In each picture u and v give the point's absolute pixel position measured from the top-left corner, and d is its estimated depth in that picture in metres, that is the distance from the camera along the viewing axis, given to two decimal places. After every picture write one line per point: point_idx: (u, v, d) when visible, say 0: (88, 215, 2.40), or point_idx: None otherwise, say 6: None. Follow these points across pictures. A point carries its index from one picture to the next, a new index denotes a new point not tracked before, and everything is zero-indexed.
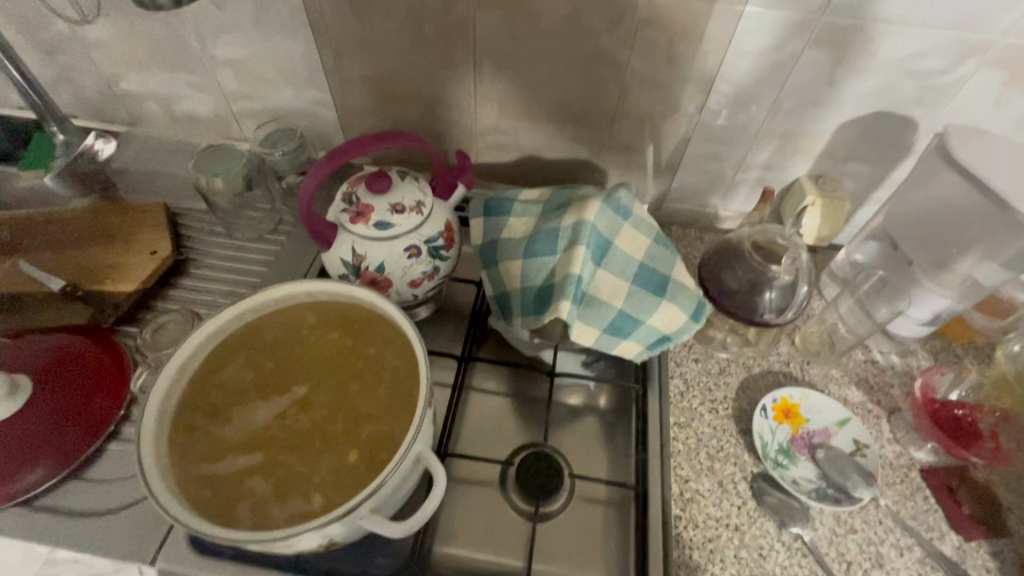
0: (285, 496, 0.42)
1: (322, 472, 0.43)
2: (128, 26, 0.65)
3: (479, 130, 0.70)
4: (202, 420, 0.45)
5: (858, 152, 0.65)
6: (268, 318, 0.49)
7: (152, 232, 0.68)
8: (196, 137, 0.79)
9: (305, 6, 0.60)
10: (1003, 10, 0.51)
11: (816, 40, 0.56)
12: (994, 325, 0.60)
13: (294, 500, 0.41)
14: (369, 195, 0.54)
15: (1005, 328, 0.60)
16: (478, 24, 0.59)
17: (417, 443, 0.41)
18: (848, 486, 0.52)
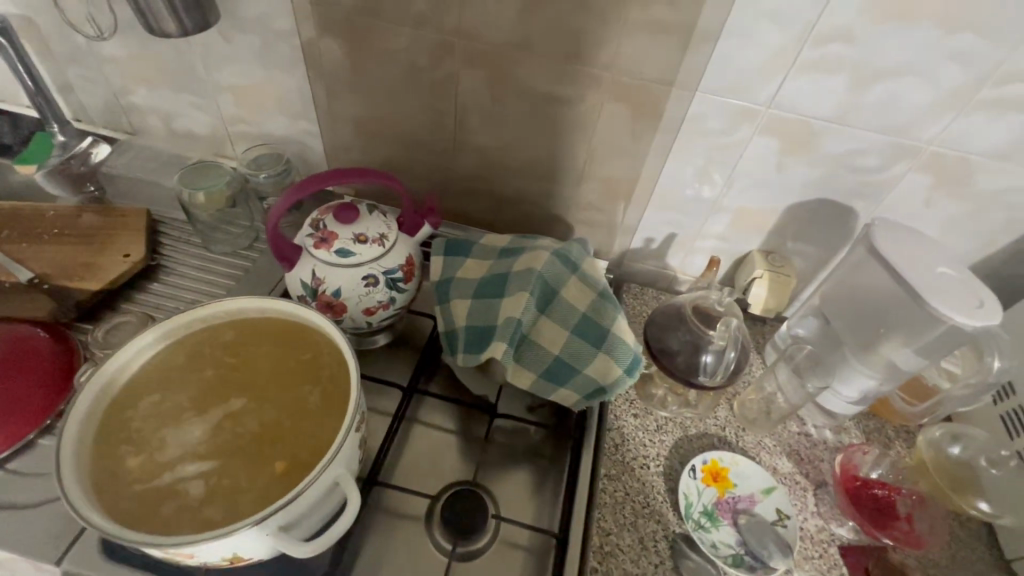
0: (205, 506, 0.42)
1: (244, 486, 0.43)
2: (142, 47, 0.71)
3: (457, 176, 0.75)
4: (132, 426, 0.46)
5: (805, 234, 0.70)
6: (211, 331, 0.51)
7: (128, 236, 0.70)
8: (190, 152, 0.83)
9: (305, 48, 0.65)
10: (928, 121, 0.56)
11: (763, 129, 0.61)
12: (913, 410, 0.61)
13: (212, 511, 0.42)
14: (336, 224, 0.58)
15: (925, 415, 0.61)
16: (461, 81, 0.64)
17: (338, 462, 0.42)
18: (765, 555, 0.52)
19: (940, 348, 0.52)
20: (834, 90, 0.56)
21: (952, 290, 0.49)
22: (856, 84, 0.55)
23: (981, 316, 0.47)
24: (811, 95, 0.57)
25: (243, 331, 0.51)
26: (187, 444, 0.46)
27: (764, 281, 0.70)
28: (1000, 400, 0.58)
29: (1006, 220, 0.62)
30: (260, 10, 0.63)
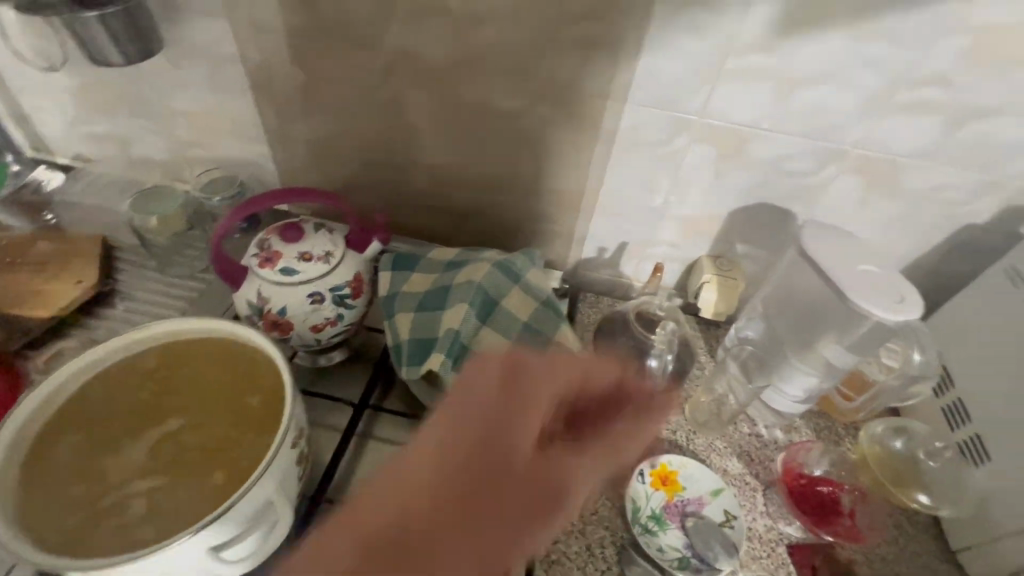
0: (138, 527, 0.43)
1: (180, 506, 0.44)
2: (93, 76, 0.72)
3: (409, 192, 0.76)
4: (68, 450, 0.46)
5: (750, 238, 0.71)
6: (152, 351, 0.50)
7: (80, 261, 0.70)
8: (146, 177, 0.83)
9: (253, 72, 0.67)
10: (851, 124, 0.58)
11: (697, 137, 0.62)
12: (848, 407, 0.63)
13: (146, 531, 0.42)
14: (281, 243, 0.59)
15: (856, 414, 0.63)
16: (406, 99, 0.66)
17: (270, 476, 0.42)
18: (710, 556, 0.53)
19: (871, 343, 0.54)
20: (760, 97, 0.58)
21: (875, 286, 0.50)
22: (780, 90, 0.57)
23: (902, 312, 0.48)
24: (739, 102, 0.59)
25: (184, 352, 0.51)
26: (124, 466, 0.46)
27: (713, 285, 0.72)
28: (941, 393, 0.60)
29: (939, 219, 0.64)
30: (206, 36, 0.65)
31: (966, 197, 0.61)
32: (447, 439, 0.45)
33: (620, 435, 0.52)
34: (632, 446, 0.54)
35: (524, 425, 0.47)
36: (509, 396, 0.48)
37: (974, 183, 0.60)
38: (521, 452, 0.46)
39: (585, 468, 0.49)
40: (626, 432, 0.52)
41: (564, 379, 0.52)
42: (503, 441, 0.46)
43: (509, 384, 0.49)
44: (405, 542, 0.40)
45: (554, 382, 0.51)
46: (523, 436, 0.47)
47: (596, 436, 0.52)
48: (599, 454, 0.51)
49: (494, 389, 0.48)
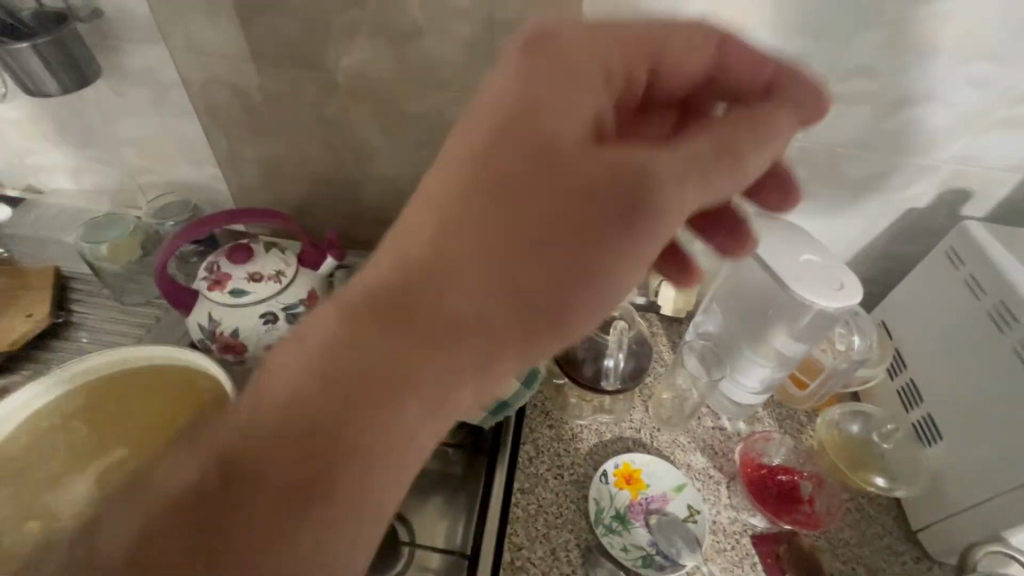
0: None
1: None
2: (37, 107, 0.71)
3: (366, 207, 0.76)
4: (16, 475, 0.46)
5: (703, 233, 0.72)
6: (100, 380, 0.50)
7: (31, 295, 0.69)
8: (99, 206, 0.82)
9: (197, 96, 0.67)
10: None
11: None
12: (801, 396, 0.64)
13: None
14: (229, 264, 0.58)
15: (810, 409, 0.65)
16: (352, 116, 0.66)
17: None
18: (674, 553, 0.53)
19: (817, 332, 0.56)
20: None
21: (816, 274, 0.52)
22: None
23: (840, 298, 0.49)
24: None
25: (132, 380, 0.50)
26: (74, 498, 0.46)
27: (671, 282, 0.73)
28: (895, 374, 0.61)
29: (882, 205, 0.66)
30: (146, 63, 0.64)
31: (904, 183, 0.63)
32: (478, 136, 0.33)
33: (728, 133, 0.34)
34: (767, 151, 0.35)
35: (581, 102, 0.34)
36: (543, 56, 0.34)
37: (910, 169, 0.62)
38: (576, 124, 0.33)
39: (699, 141, 0.34)
40: (761, 117, 0.35)
41: (634, 56, 0.39)
42: (562, 97, 0.33)
43: (543, 41, 0.34)
44: (411, 318, 0.30)
45: (591, 46, 0.36)
46: (574, 122, 0.33)
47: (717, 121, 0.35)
48: (706, 155, 0.33)
49: (522, 50, 0.34)
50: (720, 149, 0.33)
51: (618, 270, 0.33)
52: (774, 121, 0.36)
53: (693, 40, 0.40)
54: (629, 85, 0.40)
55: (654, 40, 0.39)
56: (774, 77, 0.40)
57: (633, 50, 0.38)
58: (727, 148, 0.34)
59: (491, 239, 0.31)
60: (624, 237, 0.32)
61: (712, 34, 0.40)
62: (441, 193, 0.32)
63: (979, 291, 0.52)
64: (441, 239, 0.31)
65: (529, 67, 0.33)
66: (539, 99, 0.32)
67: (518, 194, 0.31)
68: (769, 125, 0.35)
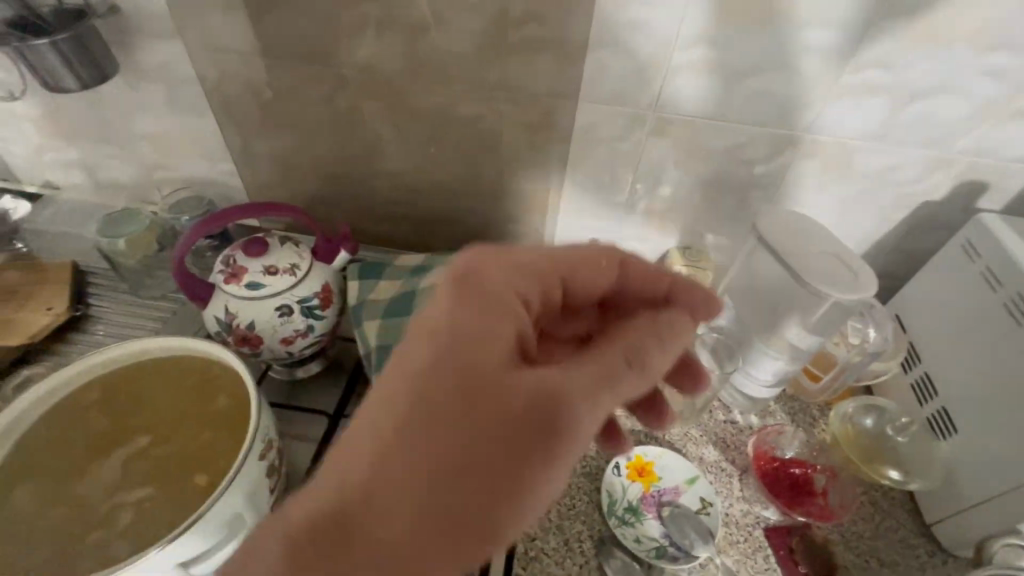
0: (112, 542, 0.43)
1: (151, 518, 0.44)
2: (54, 104, 0.72)
3: (377, 202, 0.76)
4: (27, 474, 0.45)
5: (715, 227, 0.72)
6: (113, 373, 0.50)
7: (49, 289, 0.70)
8: (115, 201, 0.83)
9: (211, 92, 0.67)
10: (801, 111, 0.59)
11: (653, 132, 0.63)
12: (815, 389, 0.64)
13: (119, 545, 0.43)
14: (245, 258, 0.59)
15: (822, 402, 0.65)
16: (363, 111, 0.66)
17: (242, 487, 0.43)
18: (687, 544, 0.53)
19: (831, 323, 0.55)
20: (707, 90, 0.59)
21: (830, 266, 0.52)
22: (729, 81, 0.58)
23: (855, 290, 0.49)
24: (688, 96, 0.60)
25: (148, 371, 0.51)
26: (95, 486, 0.46)
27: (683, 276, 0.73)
28: (909, 368, 0.61)
29: (895, 198, 0.65)
30: (161, 59, 0.65)
31: (918, 175, 0.63)
32: (406, 368, 0.33)
33: (636, 343, 0.38)
34: (670, 349, 0.39)
35: (507, 326, 0.36)
36: (469, 291, 0.36)
37: (925, 161, 0.61)
38: (503, 351, 0.34)
39: (611, 354, 0.37)
40: (664, 321, 0.40)
41: (548, 280, 0.42)
42: (490, 326, 0.35)
43: (469, 278, 0.37)
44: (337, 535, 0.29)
45: (511, 280, 0.39)
46: (501, 347, 0.34)
47: (625, 335, 0.39)
48: (617, 368, 0.36)
49: (451, 283, 0.37)
50: (630, 366, 0.37)
51: (541, 491, 0.33)
52: (671, 323, 0.41)
53: (599, 261, 0.45)
54: (546, 302, 0.43)
55: (565, 268, 0.44)
56: (671, 291, 0.46)
57: (549, 276, 0.42)
58: (635, 356, 0.37)
59: (421, 465, 0.30)
60: (545, 460, 0.32)
61: (613, 257, 0.46)
62: (375, 423, 0.32)
63: (995, 282, 0.51)
64: (380, 456, 0.30)
65: (456, 301, 0.36)
66: (467, 328, 0.34)
67: (449, 421, 0.31)
68: (671, 328, 0.40)
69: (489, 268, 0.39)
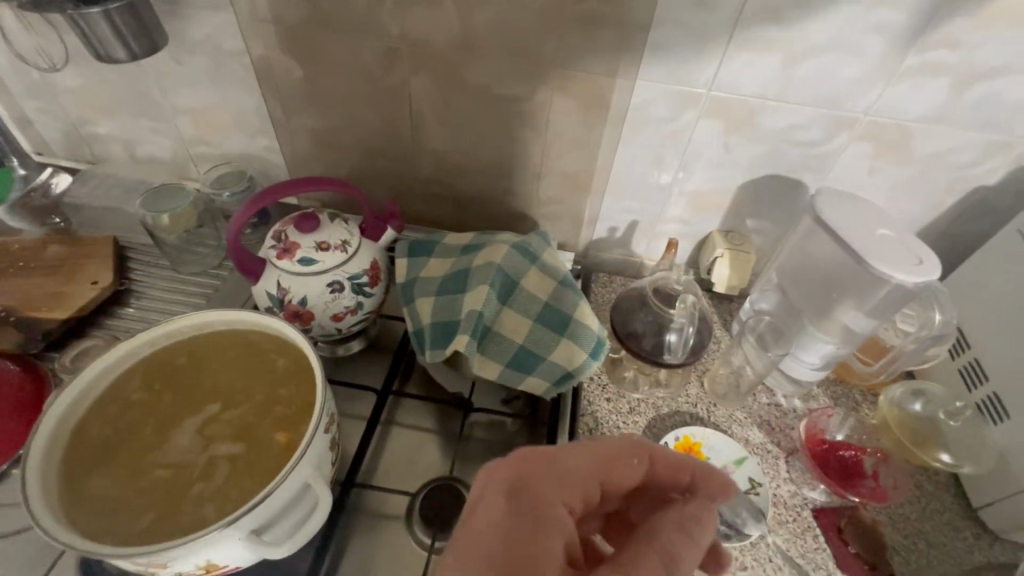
0: (189, 510, 0.43)
1: (231, 482, 0.44)
2: (96, 76, 0.71)
3: (419, 180, 0.76)
4: (98, 448, 0.46)
5: (759, 212, 0.72)
6: (169, 348, 0.51)
7: (94, 262, 0.70)
8: (152, 176, 0.83)
9: (256, 64, 0.66)
10: (860, 91, 0.58)
11: (705, 111, 0.62)
12: (867, 371, 0.65)
13: (206, 509, 0.43)
14: (297, 233, 0.58)
15: (873, 387, 0.66)
16: (412, 86, 0.65)
17: (315, 448, 0.43)
18: (739, 523, 0.54)
19: (887, 309, 0.56)
20: (766, 68, 0.58)
21: (891, 250, 0.52)
22: (789, 59, 0.57)
23: (919, 273, 0.50)
24: (744, 76, 0.59)
25: (202, 344, 0.52)
26: (166, 455, 0.46)
27: (726, 259, 0.72)
28: (958, 354, 0.60)
29: (948, 182, 0.65)
30: (209, 29, 0.64)
31: (972, 160, 0.62)
32: None
33: (667, 544, 0.36)
34: (701, 541, 0.37)
35: (550, 543, 0.35)
36: (518, 507, 0.36)
37: (983, 145, 0.60)
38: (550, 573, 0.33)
39: (644, 563, 0.35)
40: (691, 513, 0.39)
41: (586, 487, 0.41)
42: (529, 548, 0.34)
43: (516, 492, 0.37)
44: None
45: (549, 488, 0.38)
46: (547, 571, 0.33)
47: (658, 533, 0.37)
48: None
49: (500, 496, 0.37)
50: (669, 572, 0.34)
51: None
52: (700, 531, 0.38)
53: (634, 456, 0.43)
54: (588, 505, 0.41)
55: (601, 471, 0.41)
56: (694, 481, 0.43)
57: (590, 480, 0.41)
58: (670, 561, 0.35)
59: None
60: None
61: (642, 450, 0.43)
62: None
63: None
64: None
65: (501, 514, 0.36)
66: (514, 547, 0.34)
67: None
68: (699, 525, 0.38)
69: (531, 482, 0.38)
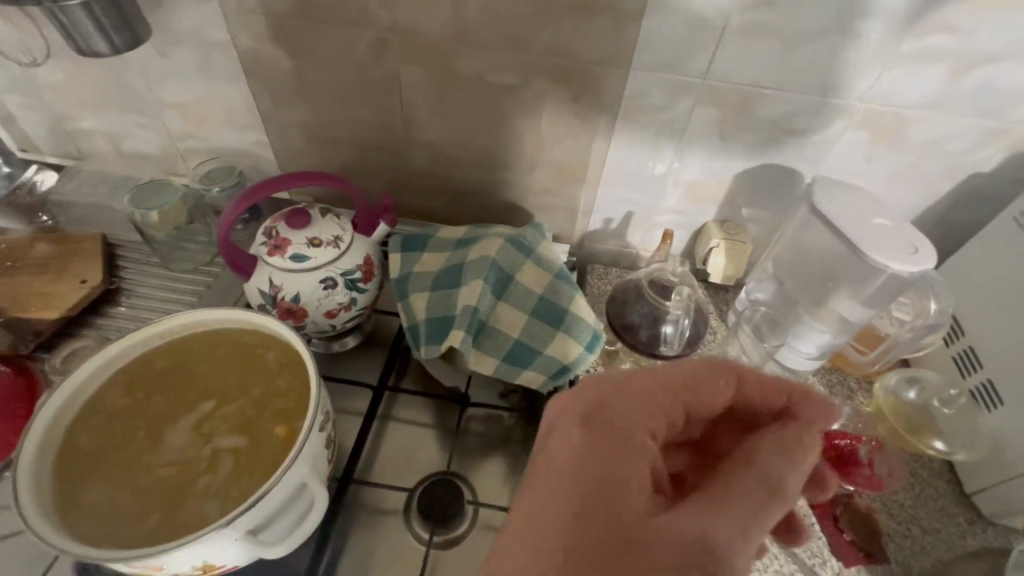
0: (185, 510, 0.43)
1: (227, 481, 0.44)
2: (78, 70, 0.70)
3: (412, 173, 0.75)
4: (91, 450, 0.45)
5: (755, 201, 0.71)
6: (161, 347, 0.50)
7: (82, 261, 0.69)
8: (140, 172, 0.82)
9: (243, 57, 0.65)
10: (857, 79, 0.57)
11: (701, 99, 0.62)
12: (863, 359, 0.65)
13: (201, 509, 0.43)
14: (288, 230, 0.57)
15: (868, 375, 0.66)
16: (403, 77, 0.64)
17: (311, 445, 0.43)
18: None
19: (882, 299, 0.56)
20: (764, 56, 0.57)
21: (888, 239, 0.52)
22: (785, 46, 0.56)
23: (916, 262, 0.50)
24: (740, 63, 0.58)
25: (194, 340, 0.51)
26: (162, 455, 0.46)
27: (721, 250, 0.72)
28: (951, 341, 0.61)
29: (943, 169, 0.64)
30: (193, 21, 0.63)
31: (970, 147, 0.62)
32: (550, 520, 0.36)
33: (767, 467, 0.38)
34: (802, 468, 0.38)
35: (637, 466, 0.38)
36: (595, 432, 0.40)
37: (980, 131, 0.60)
38: (639, 491, 0.36)
39: (745, 485, 0.36)
40: (789, 438, 0.40)
41: (672, 411, 0.42)
42: (616, 471, 0.37)
43: (591, 419, 0.41)
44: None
45: (630, 412, 0.41)
46: (637, 493, 0.36)
47: (756, 461, 0.38)
48: (758, 500, 0.35)
49: (575, 427, 0.41)
50: (770, 492, 0.36)
51: None
52: (801, 450, 0.39)
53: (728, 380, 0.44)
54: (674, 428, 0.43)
55: (687, 395, 0.43)
56: (792, 402, 0.43)
57: (675, 402, 0.42)
58: (773, 484, 0.36)
59: None
60: None
61: (730, 373, 0.44)
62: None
63: None
64: None
65: (580, 442, 0.39)
66: (602, 471, 0.37)
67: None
68: (800, 448, 0.39)
69: (608, 409, 0.41)
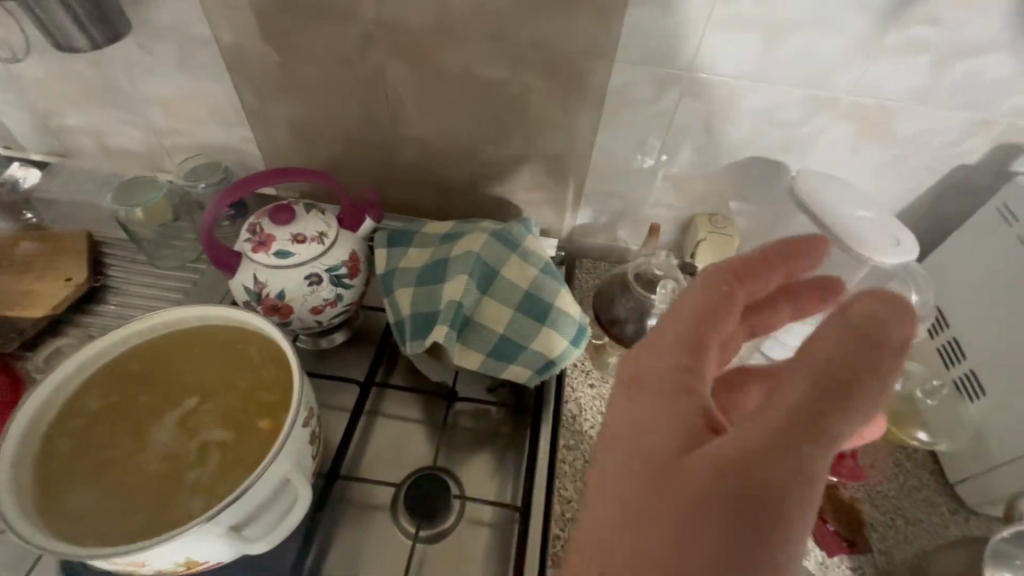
0: (169, 507, 0.43)
1: (211, 477, 0.44)
2: (60, 66, 0.69)
3: (399, 169, 0.75)
4: (75, 448, 0.45)
5: (742, 194, 0.71)
6: (144, 345, 0.50)
7: (67, 259, 0.69)
8: (126, 169, 0.81)
9: (225, 52, 0.64)
10: (843, 70, 0.57)
11: (687, 92, 0.61)
12: None
13: (186, 506, 0.43)
14: (272, 226, 0.57)
15: None
16: (388, 71, 0.64)
17: (294, 441, 0.43)
18: None
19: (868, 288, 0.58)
20: (749, 48, 0.57)
21: (871, 231, 0.52)
22: (769, 38, 0.56)
23: (896, 253, 0.50)
24: (725, 55, 0.58)
25: (178, 338, 0.51)
26: (147, 451, 0.46)
27: (706, 245, 0.72)
28: (936, 333, 0.61)
29: (930, 161, 0.64)
30: (174, 16, 0.62)
31: (955, 138, 0.62)
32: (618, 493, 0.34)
33: (838, 358, 0.28)
34: (897, 361, 0.28)
35: (687, 407, 0.33)
36: (635, 393, 0.36)
37: (965, 123, 0.60)
38: (682, 431, 0.32)
39: (802, 391, 0.29)
40: (877, 316, 0.28)
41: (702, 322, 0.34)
42: (658, 418, 0.33)
43: (632, 382, 0.36)
44: None
45: (658, 352, 0.35)
46: (676, 432, 0.32)
47: (800, 360, 0.29)
48: (824, 400, 0.28)
49: (620, 397, 0.37)
50: (838, 388, 0.28)
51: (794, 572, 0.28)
52: (888, 327, 0.28)
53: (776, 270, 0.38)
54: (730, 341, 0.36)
55: (712, 305, 0.35)
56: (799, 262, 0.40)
57: (694, 313, 0.35)
58: (836, 381, 0.28)
59: None
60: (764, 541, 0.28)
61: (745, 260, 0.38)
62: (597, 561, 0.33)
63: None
64: None
65: (626, 410, 0.36)
66: (641, 430, 0.34)
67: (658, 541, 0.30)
68: (888, 321, 0.28)
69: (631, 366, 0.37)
